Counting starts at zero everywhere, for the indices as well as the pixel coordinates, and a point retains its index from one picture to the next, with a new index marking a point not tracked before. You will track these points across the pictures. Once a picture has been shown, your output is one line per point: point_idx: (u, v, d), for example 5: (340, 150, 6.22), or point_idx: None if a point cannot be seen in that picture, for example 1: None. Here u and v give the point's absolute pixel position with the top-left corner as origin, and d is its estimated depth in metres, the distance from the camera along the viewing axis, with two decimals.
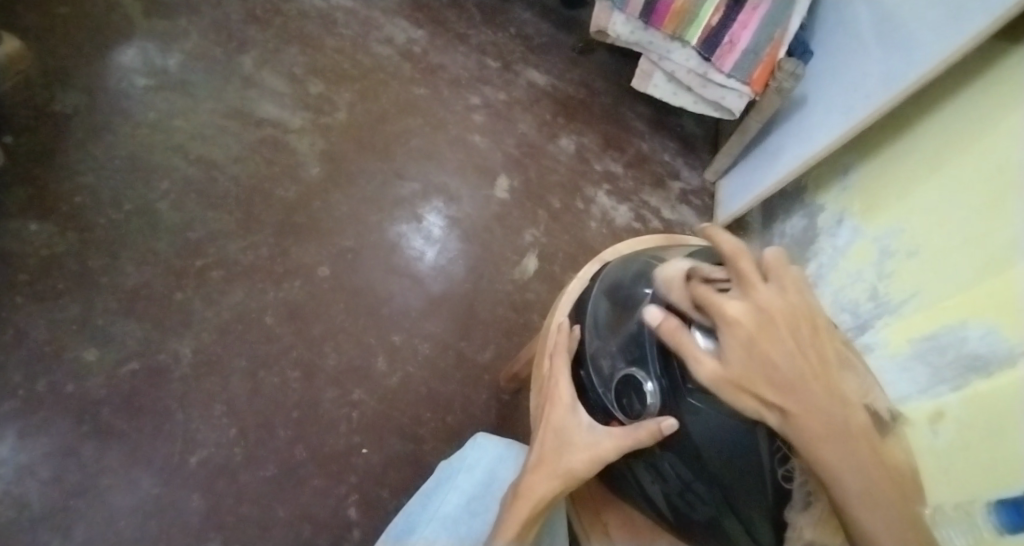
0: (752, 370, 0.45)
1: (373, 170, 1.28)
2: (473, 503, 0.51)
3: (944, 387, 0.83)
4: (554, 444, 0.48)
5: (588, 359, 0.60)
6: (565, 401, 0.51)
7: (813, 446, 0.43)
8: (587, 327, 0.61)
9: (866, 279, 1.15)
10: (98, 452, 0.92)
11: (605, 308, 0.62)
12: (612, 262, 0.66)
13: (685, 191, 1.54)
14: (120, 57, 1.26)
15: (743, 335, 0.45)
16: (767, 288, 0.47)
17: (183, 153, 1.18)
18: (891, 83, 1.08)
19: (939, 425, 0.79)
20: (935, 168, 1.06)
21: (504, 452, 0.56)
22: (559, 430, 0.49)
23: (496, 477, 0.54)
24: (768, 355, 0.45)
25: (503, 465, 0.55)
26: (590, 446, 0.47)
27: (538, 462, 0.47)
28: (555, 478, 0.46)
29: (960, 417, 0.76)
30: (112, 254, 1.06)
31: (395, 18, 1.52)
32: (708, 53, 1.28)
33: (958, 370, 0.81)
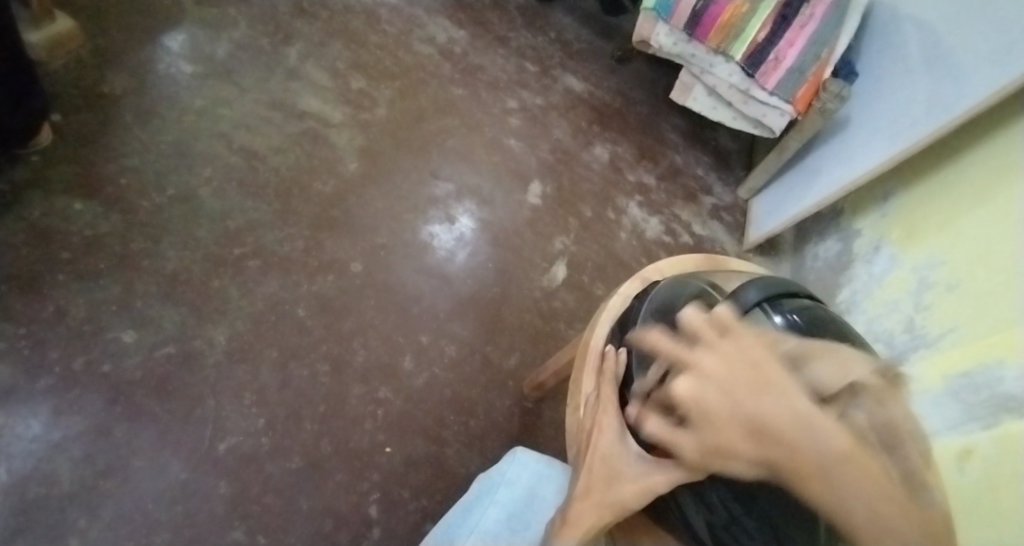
0: (742, 432, 0.42)
1: (409, 169, 1.29)
2: (513, 519, 0.51)
3: (973, 425, 0.82)
4: (602, 473, 0.47)
5: None
6: (614, 429, 0.50)
7: (829, 469, 0.42)
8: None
9: (902, 310, 1.13)
10: (129, 432, 0.94)
11: (653, 329, 0.61)
12: (662, 281, 0.65)
13: (718, 207, 1.53)
14: (168, 42, 1.28)
15: (723, 412, 0.42)
16: (745, 346, 0.41)
17: (226, 141, 1.20)
18: (937, 113, 1.06)
19: (968, 464, 0.80)
20: (979, 202, 1.03)
21: (544, 470, 0.57)
22: (607, 458, 0.48)
23: (536, 494, 0.54)
24: (752, 413, 0.41)
25: (543, 482, 0.55)
26: (641, 477, 0.46)
27: (586, 492, 0.47)
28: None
29: (988, 456, 0.77)
30: (153, 237, 1.08)
31: (437, 17, 1.52)
32: (752, 70, 1.26)
33: (989, 409, 0.80)
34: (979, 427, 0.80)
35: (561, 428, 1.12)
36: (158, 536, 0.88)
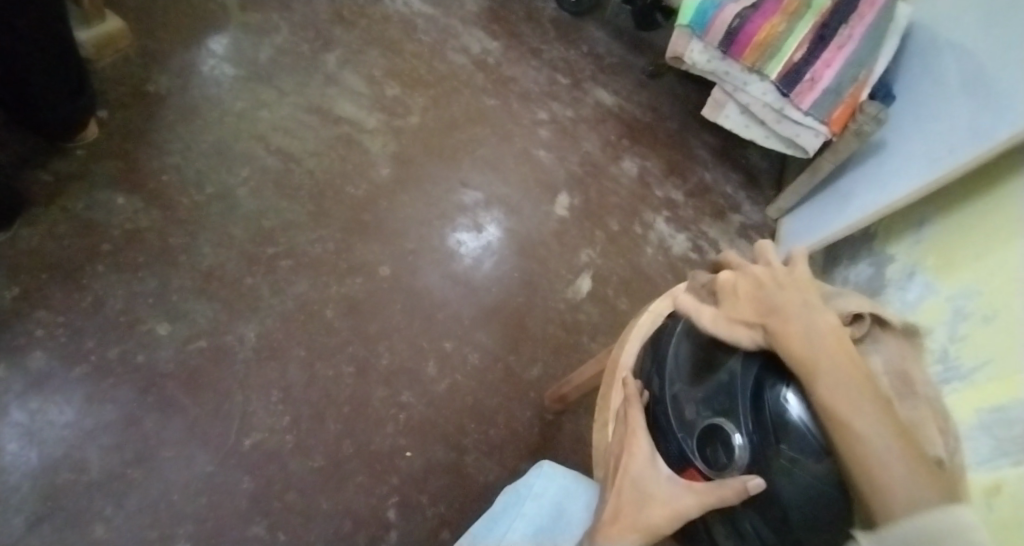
0: (744, 311, 0.55)
1: (440, 176, 1.30)
2: (540, 533, 0.51)
3: (1003, 459, 0.79)
4: (632, 496, 0.47)
5: (667, 402, 0.56)
6: (644, 452, 0.50)
7: (787, 339, 0.50)
8: (668, 369, 0.58)
9: (935, 340, 1.09)
10: (158, 424, 0.96)
11: (687, 351, 0.59)
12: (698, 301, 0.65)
13: (745, 225, 1.51)
14: (213, 45, 1.32)
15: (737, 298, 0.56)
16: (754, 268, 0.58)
17: (264, 143, 1.23)
18: (978, 139, 1.04)
19: (994, 499, 0.76)
20: (1018, 231, 1.01)
21: (571, 486, 0.56)
22: (637, 480, 0.48)
23: (563, 509, 0.54)
24: (750, 299, 0.56)
25: (571, 498, 0.55)
26: (669, 501, 0.46)
27: (614, 517, 0.46)
28: (635, 530, 0.45)
29: (1016, 491, 0.73)
30: (190, 234, 1.11)
31: (473, 28, 1.55)
32: (787, 89, 1.25)
33: (1019, 443, 0.77)
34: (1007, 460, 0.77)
35: (581, 441, 1.11)
36: (181, 528, 0.90)
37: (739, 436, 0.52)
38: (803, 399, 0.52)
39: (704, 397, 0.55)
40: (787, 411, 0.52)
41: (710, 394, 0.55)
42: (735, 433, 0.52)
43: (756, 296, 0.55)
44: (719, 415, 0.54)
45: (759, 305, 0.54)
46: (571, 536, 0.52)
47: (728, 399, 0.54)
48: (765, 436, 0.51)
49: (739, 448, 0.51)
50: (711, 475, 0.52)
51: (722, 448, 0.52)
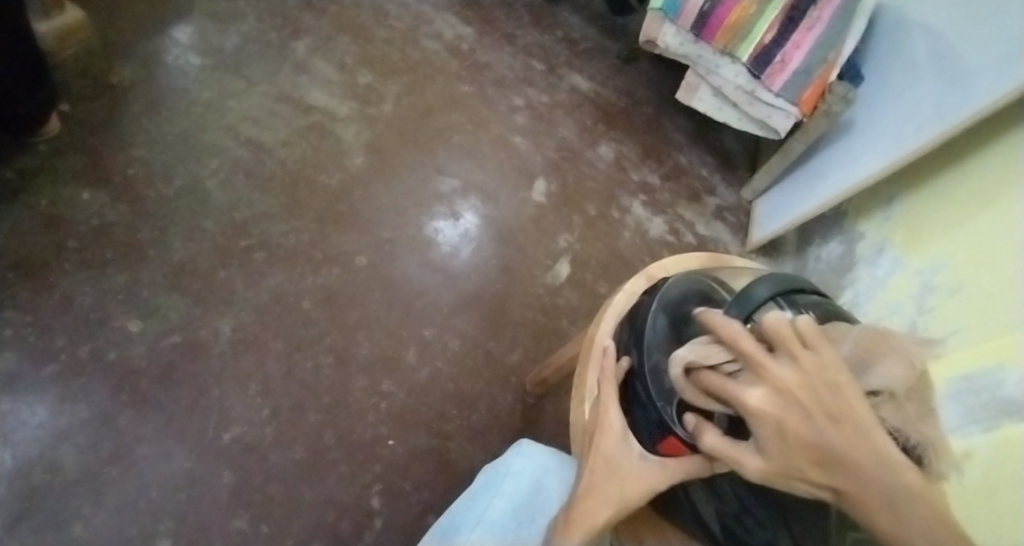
0: (797, 464, 0.34)
1: (415, 164, 1.29)
2: (520, 510, 0.52)
3: (974, 427, 0.84)
4: (605, 473, 0.48)
5: (648, 373, 0.56)
6: (616, 429, 0.51)
7: (866, 510, 0.33)
8: (646, 342, 0.58)
9: (905, 313, 1.13)
10: (133, 421, 0.94)
11: (663, 323, 0.59)
12: (673, 278, 0.65)
13: (721, 207, 1.53)
14: (179, 34, 1.29)
15: (775, 430, 0.34)
16: (778, 363, 0.36)
17: (233, 133, 1.21)
18: (942, 117, 1.07)
19: (966, 465, 0.82)
20: (986, 205, 1.04)
21: (549, 463, 0.57)
22: (609, 458, 0.49)
23: (541, 486, 0.55)
24: (796, 435, 0.34)
25: (549, 475, 0.56)
26: (641, 478, 0.48)
27: (588, 491, 0.47)
28: (608, 506, 0.46)
29: (988, 460, 0.79)
30: (160, 228, 1.09)
31: (445, 14, 1.53)
32: (758, 71, 1.26)
33: (989, 411, 0.83)
34: (978, 429, 0.82)
35: (562, 423, 1.12)
36: (161, 524, 0.89)
37: None
38: None
39: None
40: None
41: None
42: None
43: (802, 447, 0.34)
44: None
45: (812, 453, 0.33)
46: (550, 511, 0.53)
47: None
48: None
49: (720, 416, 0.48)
50: None
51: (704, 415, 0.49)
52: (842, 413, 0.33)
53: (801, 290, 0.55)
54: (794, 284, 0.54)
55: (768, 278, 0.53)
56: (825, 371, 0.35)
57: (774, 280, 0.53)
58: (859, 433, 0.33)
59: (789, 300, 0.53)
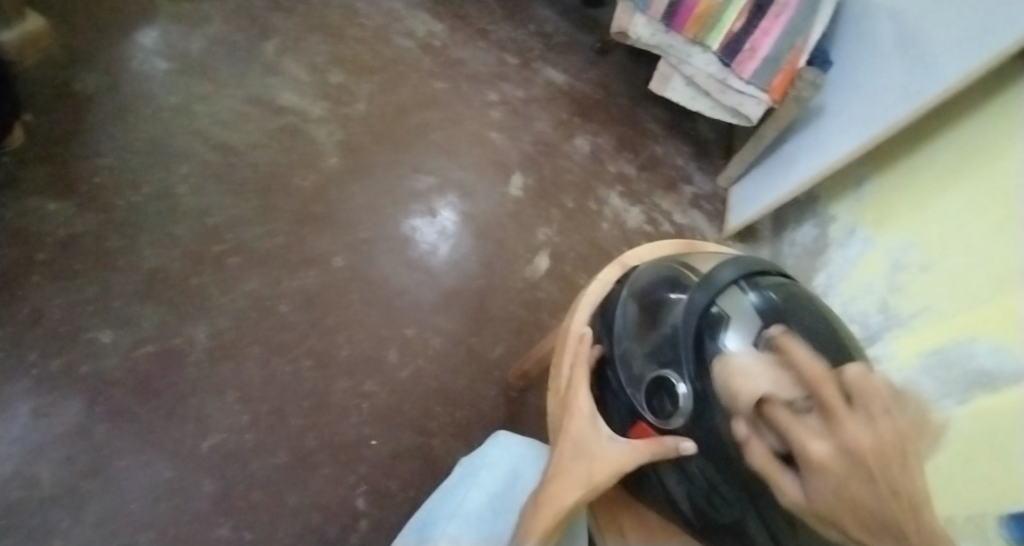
0: (836, 512, 0.35)
1: (390, 163, 1.29)
2: (496, 500, 0.52)
3: (948, 400, 0.87)
4: (573, 454, 0.50)
5: (617, 359, 0.61)
6: (585, 413, 0.54)
7: None
8: (616, 329, 0.62)
9: (876, 291, 1.15)
10: (110, 433, 0.93)
11: (634, 310, 0.62)
12: (642, 265, 0.67)
13: (697, 196, 1.54)
14: (144, 39, 1.26)
15: (834, 485, 0.35)
16: (854, 421, 0.36)
17: (203, 138, 1.19)
18: (908, 99, 1.09)
19: (942, 438, 0.84)
20: (953, 184, 1.06)
21: (525, 452, 0.58)
22: (578, 441, 0.51)
23: (518, 475, 0.56)
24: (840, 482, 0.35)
25: (524, 464, 0.57)
26: (609, 458, 0.50)
27: (558, 472, 0.49)
28: (578, 488, 0.47)
29: (964, 432, 0.81)
30: (130, 236, 1.07)
31: (416, 11, 1.52)
32: (728, 59, 1.28)
33: (964, 384, 0.86)
34: (955, 402, 0.85)
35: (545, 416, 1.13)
36: (142, 536, 0.88)
37: (683, 386, 0.53)
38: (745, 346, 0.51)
39: (650, 350, 0.58)
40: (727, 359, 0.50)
41: (655, 348, 0.58)
42: (678, 383, 0.53)
43: (843, 504, 0.35)
44: (665, 367, 0.55)
45: (850, 509, 0.35)
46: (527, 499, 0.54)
47: (671, 349, 0.55)
48: (706, 384, 0.51)
49: (683, 398, 0.53)
50: (656, 422, 0.56)
51: (668, 398, 0.54)
52: (908, 484, 0.34)
53: (764, 271, 0.58)
54: (756, 266, 0.57)
55: (730, 261, 0.56)
56: (889, 435, 0.35)
57: (736, 263, 0.56)
58: (918, 507, 0.33)
59: (750, 282, 0.55)
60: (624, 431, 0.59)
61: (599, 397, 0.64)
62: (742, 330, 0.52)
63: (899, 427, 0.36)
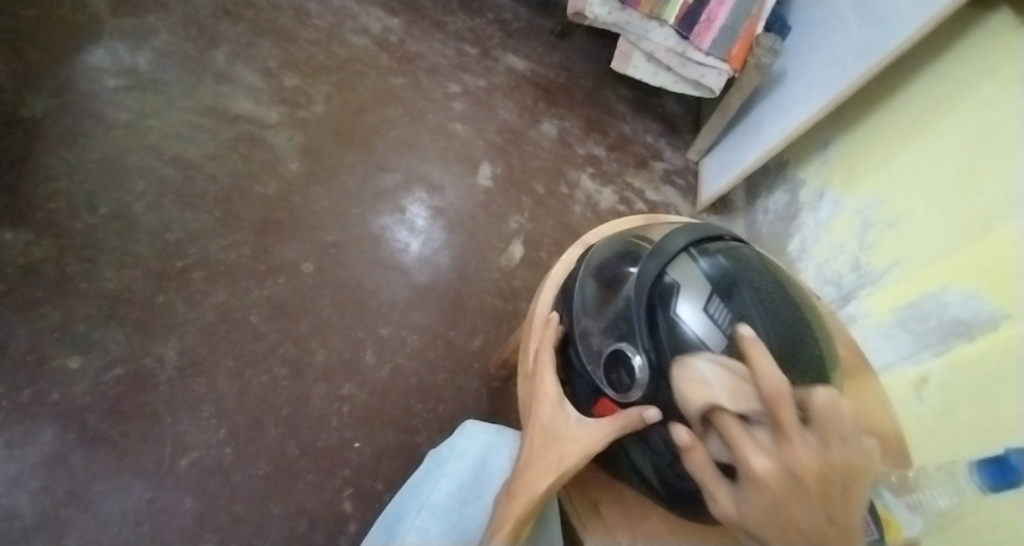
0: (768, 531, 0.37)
1: (354, 163, 1.27)
2: (464, 489, 0.56)
3: (927, 353, 0.89)
4: (544, 441, 0.52)
5: (578, 338, 0.62)
6: (553, 399, 0.55)
7: None
8: (576, 308, 0.64)
9: (848, 251, 1.16)
10: (87, 459, 0.92)
11: (592, 289, 0.64)
12: (597, 245, 0.70)
13: (668, 171, 1.54)
14: (90, 57, 1.23)
15: (768, 500, 0.37)
16: (805, 446, 0.38)
17: (158, 153, 1.17)
18: (866, 57, 1.08)
19: (924, 391, 0.86)
20: (917, 139, 1.06)
21: (491, 440, 0.62)
22: (548, 427, 0.53)
23: (484, 462, 0.60)
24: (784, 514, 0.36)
25: (491, 450, 0.61)
26: (578, 440, 0.51)
27: (530, 461, 0.51)
28: (548, 474, 0.50)
29: (944, 383, 0.83)
30: (91, 259, 1.05)
31: (369, 7, 1.49)
32: (686, 32, 1.27)
33: (938, 335, 0.88)
34: (933, 354, 0.86)
35: None
36: None
37: (638, 357, 0.55)
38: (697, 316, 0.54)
39: (606, 326, 0.60)
40: (683, 330, 0.54)
41: (610, 323, 0.59)
42: (634, 355, 0.55)
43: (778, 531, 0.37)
44: (620, 340, 0.57)
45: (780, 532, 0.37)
46: (493, 486, 0.59)
47: (626, 324, 0.57)
48: (661, 352, 0.54)
49: (639, 370, 0.55)
50: (617, 396, 0.58)
51: (625, 371, 0.56)
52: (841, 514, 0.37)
53: (709, 240, 0.62)
54: (707, 233, 0.61)
55: (683, 229, 0.60)
56: (837, 466, 0.37)
57: (687, 232, 0.60)
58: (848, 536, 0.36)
59: (698, 249, 0.59)
60: (587, 410, 0.61)
61: (564, 377, 0.65)
62: (693, 299, 0.56)
63: (849, 458, 0.38)
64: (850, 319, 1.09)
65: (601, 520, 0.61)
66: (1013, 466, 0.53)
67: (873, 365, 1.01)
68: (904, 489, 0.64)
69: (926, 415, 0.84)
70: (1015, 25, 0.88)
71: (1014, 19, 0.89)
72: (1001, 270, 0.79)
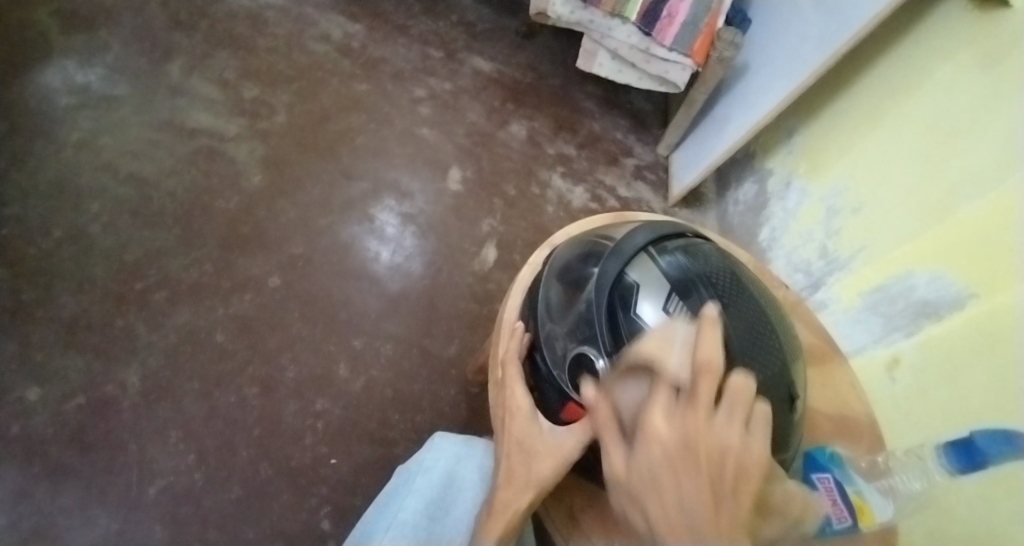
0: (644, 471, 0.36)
1: (319, 173, 1.24)
2: (432, 504, 0.56)
3: (897, 334, 0.89)
4: (520, 457, 0.54)
5: (543, 342, 0.62)
6: (525, 411, 0.57)
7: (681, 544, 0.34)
8: (541, 312, 0.64)
9: (816, 239, 1.17)
10: (52, 493, 0.89)
11: (556, 291, 0.64)
12: (561, 247, 0.69)
13: (639, 167, 1.54)
14: (38, 75, 1.19)
15: (657, 453, 0.36)
16: (719, 416, 0.38)
17: (113, 172, 1.13)
18: (824, 46, 1.09)
19: (897, 372, 0.87)
20: (876, 124, 1.08)
21: (459, 453, 0.64)
22: (523, 442, 0.55)
23: (452, 475, 0.61)
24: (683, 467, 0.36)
25: (459, 463, 0.63)
26: (554, 450, 0.53)
27: (508, 479, 0.52)
28: (526, 490, 0.52)
29: (914, 363, 0.84)
30: (46, 285, 1.01)
31: (329, 13, 1.46)
32: (648, 28, 1.26)
33: (906, 317, 0.89)
34: (902, 335, 0.87)
35: None
36: None
37: (601, 360, 0.56)
38: (657, 314, 0.54)
39: (569, 330, 0.60)
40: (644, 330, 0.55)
41: (573, 327, 0.60)
42: (597, 359, 0.56)
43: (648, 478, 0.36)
44: (583, 344, 0.58)
45: (679, 461, 0.35)
46: (460, 497, 0.59)
47: (588, 327, 0.58)
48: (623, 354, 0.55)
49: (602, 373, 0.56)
50: (583, 400, 0.59)
51: (589, 376, 0.57)
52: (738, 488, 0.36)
53: (669, 236, 0.61)
54: (669, 231, 0.61)
55: (643, 228, 0.61)
56: (690, 437, 0.36)
57: (647, 230, 0.60)
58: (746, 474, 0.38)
59: (658, 248, 0.59)
60: (556, 414, 0.62)
61: (533, 383, 0.65)
62: (654, 296, 0.56)
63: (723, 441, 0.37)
64: (821, 306, 1.10)
65: (580, 530, 0.62)
66: (980, 448, 0.55)
67: (844, 350, 1.02)
68: (874, 474, 0.65)
69: (900, 397, 0.85)
70: (968, 9, 0.90)
71: (967, 3, 0.91)
72: (963, 250, 0.81)
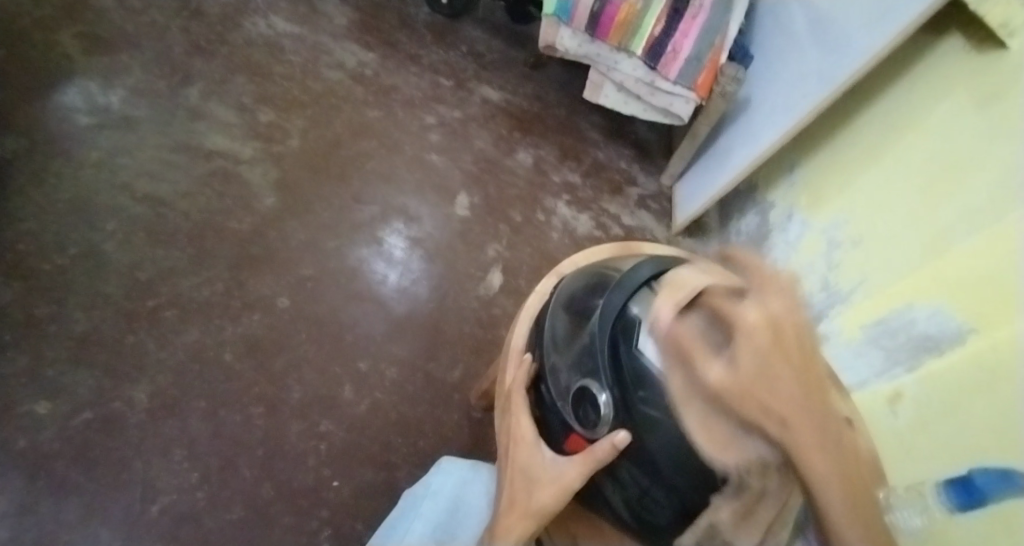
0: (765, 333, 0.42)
1: (330, 197, 1.27)
2: (439, 530, 0.57)
3: (898, 369, 0.90)
4: (522, 485, 0.55)
5: (548, 374, 0.64)
6: (529, 440, 0.58)
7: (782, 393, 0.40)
8: (546, 344, 0.66)
9: (817, 271, 1.18)
10: (55, 508, 0.89)
11: (562, 323, 0.66)
12: (569, 277, 0.71)
13: (643, 196, 1.57)
14: (61, 96, 1.22)
15: (764, 344, 0.41)
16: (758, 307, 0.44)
17: (130, 192, 1.16)
18: (823, 83, 1.13)
19: (898, 406, 0.87)
20: (876, 160, 1.10)
21: (467, 478, 0.64)
22: (525, 469, 0.56)
23: (459, 502, 0.61)
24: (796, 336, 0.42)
25: (466, 490, 0.63)
26: (556, 479, 0.54)
27: (509, 506, 0.53)
28: (527, 518, 0.52)
29: (915, 398, 0.84)
30: (58, 301, 1.03)
31: (345, 42, 1.50)
32: (653, 62, 1.30)
33: (907, 351, 0.89)
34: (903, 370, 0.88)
35: None
36: None
37: (603, 394, 0.57)
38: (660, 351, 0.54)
39: (573, 363, 0.62)
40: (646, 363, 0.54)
41: (577, 360, 0.61)
42: (599, 393, 0.57)
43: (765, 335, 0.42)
44: (586, 378, 0.60)
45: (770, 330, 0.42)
46: (467, 525, 0.60)
47: (591, 361, 0.59)
48: (626, 390, 0.56)
49: (604, 406, 0.57)
50: (586, 431, 0.60)
51: (591, 407, 0.59)
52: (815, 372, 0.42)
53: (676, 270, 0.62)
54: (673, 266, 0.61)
55: (649, 260, 0.61)
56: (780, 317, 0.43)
57: (652, 262, 0.61)
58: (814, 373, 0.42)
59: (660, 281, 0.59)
60: (559, 444, 0.64)
61: (539, 414, 0.67)
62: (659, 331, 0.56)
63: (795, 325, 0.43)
64: (822, 338, 1.10)
65: None
66: (978, 487, 0.55)
67: (845, 383, 1.02)
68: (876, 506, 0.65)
69: (900, 431, 0.85)
70: (966, 51, 0.93)
71: (966, 46, 0.93)
72: (960, 284, 0.82)
